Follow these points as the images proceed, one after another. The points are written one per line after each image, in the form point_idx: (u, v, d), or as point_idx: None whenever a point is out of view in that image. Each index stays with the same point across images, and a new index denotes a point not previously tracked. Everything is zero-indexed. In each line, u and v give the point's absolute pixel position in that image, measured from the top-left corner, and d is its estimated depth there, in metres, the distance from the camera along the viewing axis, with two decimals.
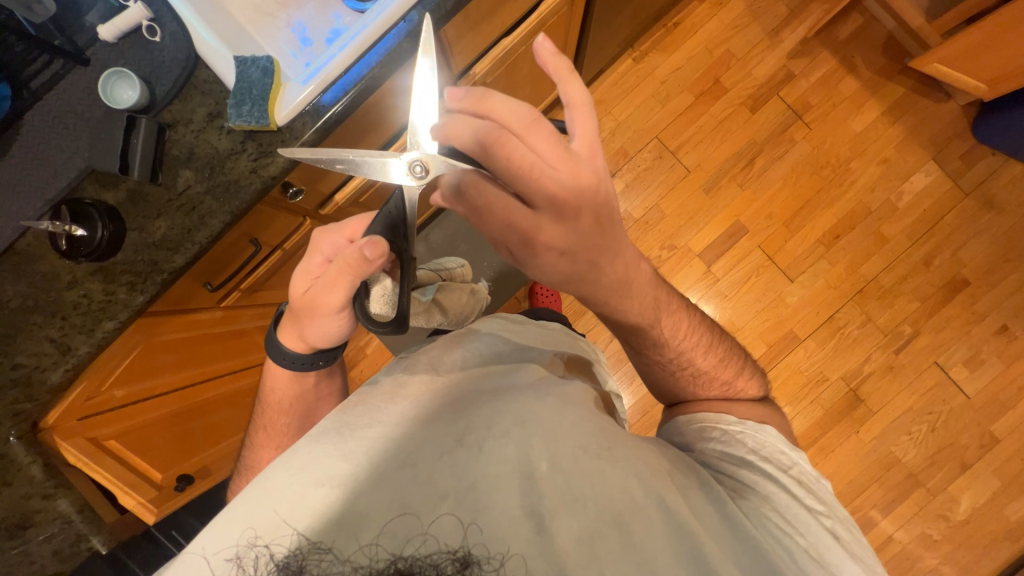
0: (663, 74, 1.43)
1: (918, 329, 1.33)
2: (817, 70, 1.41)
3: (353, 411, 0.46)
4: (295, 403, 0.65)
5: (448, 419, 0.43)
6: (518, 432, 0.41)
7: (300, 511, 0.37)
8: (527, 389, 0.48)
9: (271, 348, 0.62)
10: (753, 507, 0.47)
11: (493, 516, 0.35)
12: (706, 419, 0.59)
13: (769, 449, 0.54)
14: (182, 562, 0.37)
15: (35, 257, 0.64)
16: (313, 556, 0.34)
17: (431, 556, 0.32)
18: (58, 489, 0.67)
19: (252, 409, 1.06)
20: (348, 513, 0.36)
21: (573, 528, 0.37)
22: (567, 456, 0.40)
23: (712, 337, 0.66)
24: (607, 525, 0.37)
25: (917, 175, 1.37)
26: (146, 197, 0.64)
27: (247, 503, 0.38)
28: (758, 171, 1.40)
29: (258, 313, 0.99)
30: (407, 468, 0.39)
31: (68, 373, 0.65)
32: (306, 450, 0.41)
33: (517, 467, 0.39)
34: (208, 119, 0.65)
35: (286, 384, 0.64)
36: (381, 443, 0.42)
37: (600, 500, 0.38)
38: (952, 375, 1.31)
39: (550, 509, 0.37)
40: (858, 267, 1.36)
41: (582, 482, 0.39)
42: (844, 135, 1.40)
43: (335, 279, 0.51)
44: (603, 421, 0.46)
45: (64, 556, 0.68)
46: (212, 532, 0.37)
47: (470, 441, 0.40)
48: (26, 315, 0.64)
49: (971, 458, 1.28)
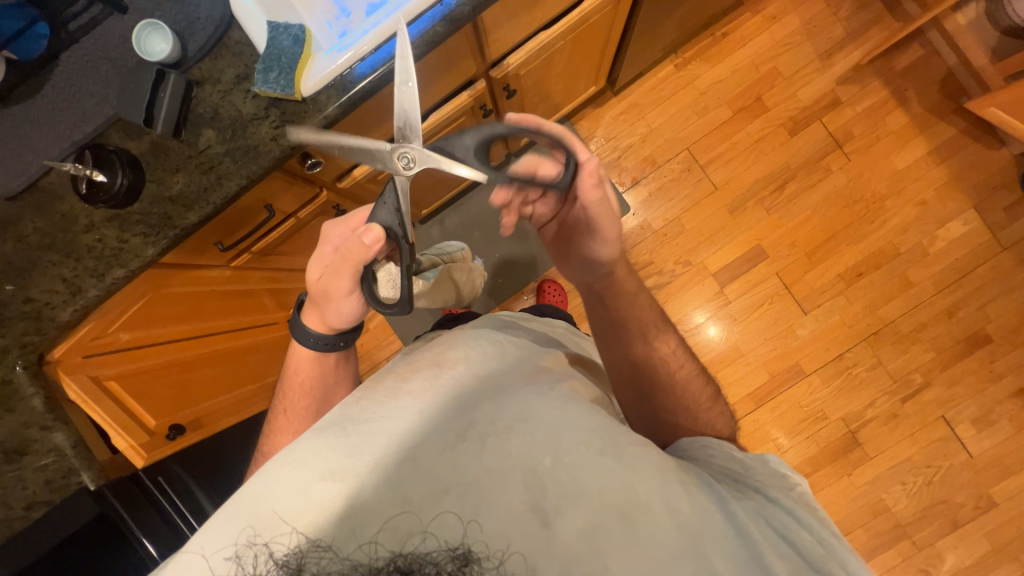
0: (704, 84, 1.39)
1: (929, 380, 1.29)
2: (866, 99, 1.35)
3: (354, 403, 0.45)
4: (314, 385, 0.66)
5: (450, 412, 0.43)
6: (520, 427, 0.41)
7: (302, 508, 0.37)
8: (529, 385, 0.47)
9: (297, 331, 0.63)
10: (760, 507, 0.45)
11: (494, 513, 0.36)
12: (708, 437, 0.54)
13: (772, 472, 0.49)
14: (182, 557, 0.37)
15: (55, 196, 0.66)
16: (312, 554, 0.34)
17: (431, 554, 0.33)
18: (56, 423, 0.69)
19: (250, 367, 1.08)
20: (352, 508, 0.36)
21: (577, 524, 0.37)
22: (570, 450, 0.40)
23: (698, 369, 0.62)
24: (609, 520, 0.37)
25: (954, 222, 1.31)
26: (167, 151, 0.65)
27: (247, 498, 0.38)
28: (788, 197, 1.36)
29: (266, 275, 1.02)
30: (408, 462, 0.39)
31: (77, 314, 0.67)
32: (307, 442, 0.41)
33: (518, 464, 0.38)
34: (235, 81, 0.65)
35: (306, 365, 0.65)
36: (381, 433, 0.41)
37: (603, 497, 0.38)
38: (958, 432, 1.27)
39: (553, 505, 0.37)
40: (877, 308, 1.32)
41: (585, 478, 0.39)
42: (884, 171, 1.34)
43: (340, 268, 0.53)
44: (603, 417, 0.45)
45: (55, 487, 0.69)
46: (214, 528, 0.37)
47: (473, 436, 0.40)
48: (41, 253, 0.66)
49: (963, 518, 1.25)
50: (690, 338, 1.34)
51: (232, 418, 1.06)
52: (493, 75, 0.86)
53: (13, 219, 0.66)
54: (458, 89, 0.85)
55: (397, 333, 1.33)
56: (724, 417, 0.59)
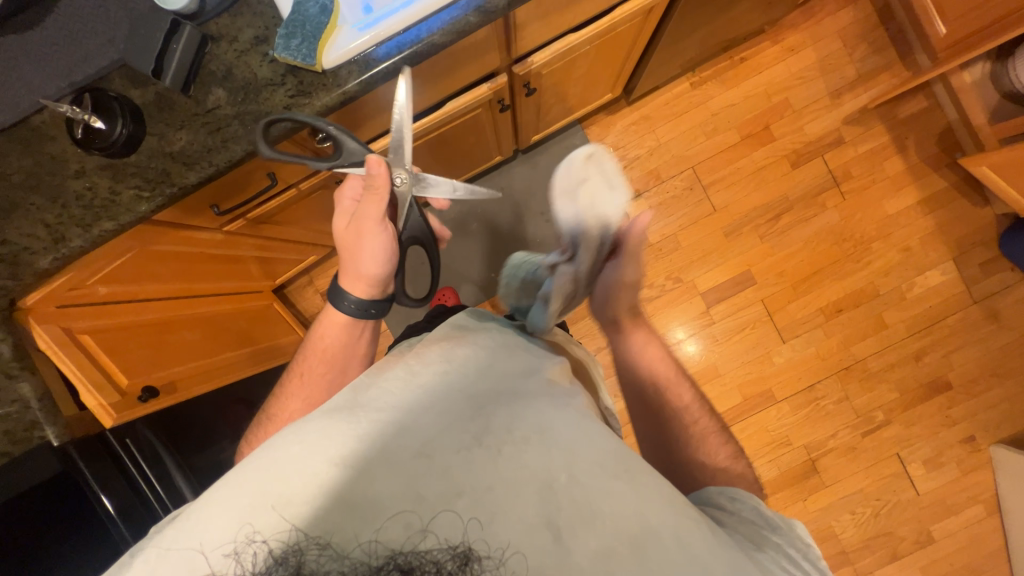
0: (716, 106, 1.40)
1: (890, 418, 1.35)
2: (868, 142, 1.39)
3: (366, 391, 0.44)
4: (336, 354, 0.70)
5: (465, 413, 0.43)
6: (538, 440, 0.41)
7: (307, 491, 0.36)
8: (545, 399, 0.47)
9: (335, 296, 0.69)
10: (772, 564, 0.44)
11: (505, 521, 0.36)
12: (735, 491, 0.54)
13: (798, 536, 0.49)
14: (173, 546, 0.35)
15: (46, 137, 0.62)
16: (313, 551, 0.34)
17: (431, 552, 0.34)
18: (22, 372, 0.66)
19: (230, 334, 1.06)
20: (360, 498, 0.36)
21: (588, 545, 0.37)
22: (586, 469, 0.40)
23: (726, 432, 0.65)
24: (622, 546, 0.37)
25: (933, 271, 1.37)
26: (173, 105, 0.62)
27: (255, 471, 0.38)
28: (782, 227, 1.39)
29: (258, 243, 1.00)
30: (421, 457, 0.39)
31: (57, 262, 0.64)
32: (316, 423, 0.40)
33: (533, 476, 0.39)
34: (253, 42, 0.63)
35: (334, 331, 0.70)
36: (395, 425, 0.41)
37: (616, 524, 0.38)
38: (909, 470, 1.33)
39: (565, 523, 0.37)
40: (851, 344, 1.37)
41: (598, 500, 0.39)
42: (875, 214, 1.39)
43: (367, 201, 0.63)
44: (619, 440, 0.45)
45: (14, 439, 0.66)
46: (206, 511, 0.36)
47: (489, 442, 0.40)
48: (26, 194, 0.63)
49: (903, 551, 1.31)
50: None
51: (205, 385, 1.00)
52: (515, 71, 0.85)
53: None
54: (479, 81, 0.84)
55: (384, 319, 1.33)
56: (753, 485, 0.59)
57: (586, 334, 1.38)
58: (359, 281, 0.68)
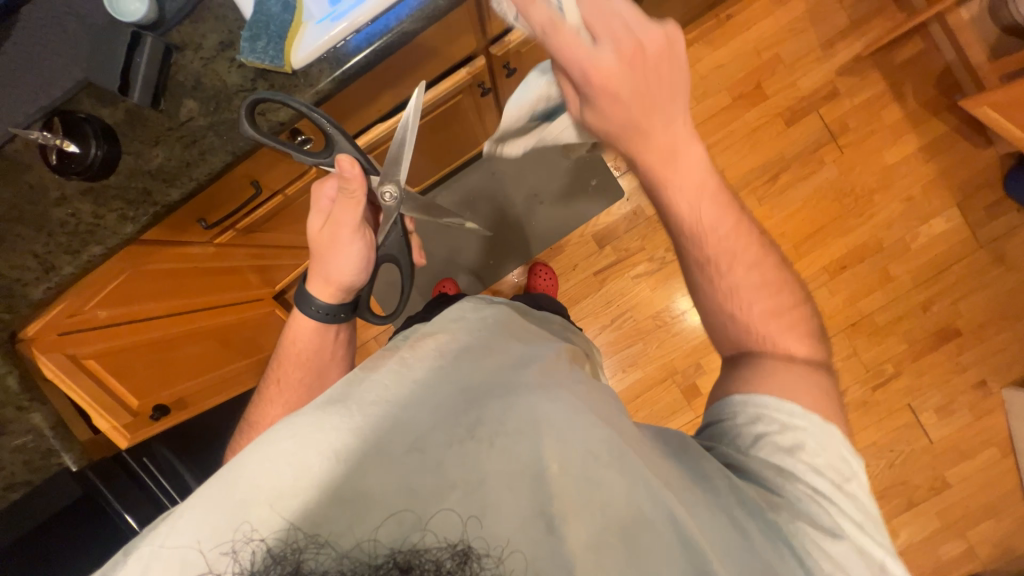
0: (703, 68, 1.36)
1: (899, 370, 1.35)
2: (864, 91, 1.35)
3: (356, 383, 0.45)
4: (311, 357, 0.70)
5: (459, 405, 0.44)
6: (531, 432, 0.42)
7: (302, 484, 0.37)
8: (537, 387, 0.47)
9: (301, 299, 0.68)
10: (786, 524, 0.45)
11: (499, 515, 0.37)
12: (766, 407, 0.51)
13: (829, 456, 0.49)
14: (162, 550, 0.35)
15: (23, 166, 0.61)
16: (310, 548, 0.34)
17: (432, 550, 0.34)
18: (33, 403, 0.67)
19: (235, 345, 1.06)
20: (354, 492, 0.37)
21: (582, 534, 0.38)
22: (578, 458, 0.41)
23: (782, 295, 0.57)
24: (615, 538, 0.39)
25: (938, 218, 1.34)
26: (146, 122, 0.61)
27: (242, 469, 0.38)
28: (780, 188, 1.37)
29: (253, 252, 0.99)
30: (413, 452, 0.40)
31: (51, 291, 0.64)
32: (309, 418, 0.41)
33: (527, 468, 0.40)
34: (218, 48, 0.61)
35: (305, 336, 0.70)
36: (386, 419, 0.42)
37: (607, 513, 0.39)
38: (921, 419, 1.34)
39: (561, 512, 0.38)
40: (857, 300, 1.35)
41: (592, 488, 0.40)
42: (875, 165, 1.36)
43: (345, 205, 0.64)
44: (616, 425, 0.45)
45: (33, 467, 0.67)
46: (201, 514, 0.36)
47: (480, 434, 0.41)
48: (10, 226, 0.62)
49: (918, 498, 1.33)
50: (676, 325, 1.35)
51: (212, 398, 1.02)
52: (493, 51, 0.82)
53: None
54: (456, 66, 0.81)
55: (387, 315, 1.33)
56: (819, 377, 0.54)
57: (589, 314, 1.38)
58: (328, 285, 0.67)
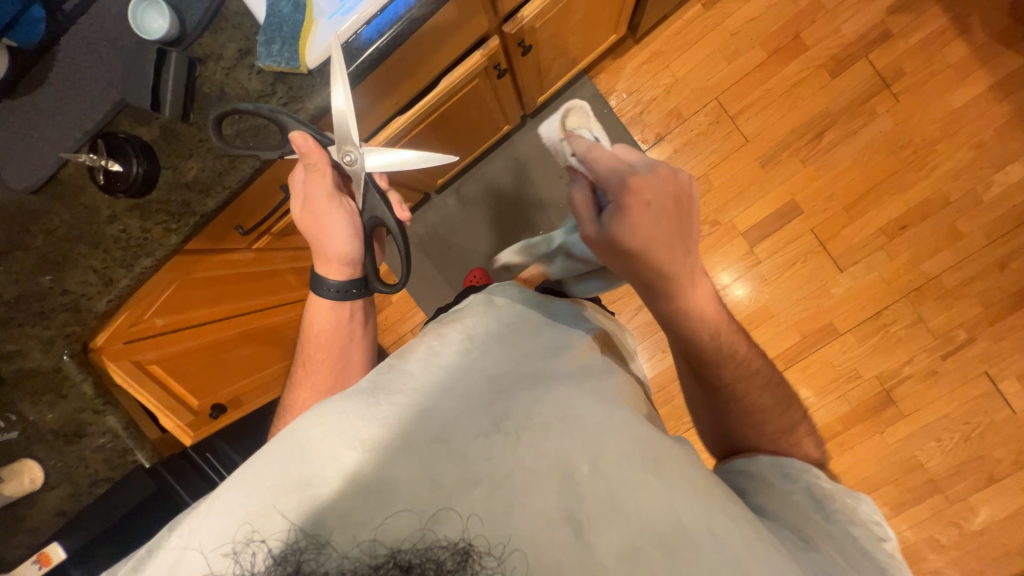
0: (734, 25, 1.27)
1: (973, 335, 1.23)
2: (920, 29, 1.22)
3: (386, 372, 0.46)
4: (331, 339, 0.71)
5: (484, 398, 0.44)
6: (559, 426, 0.41)
7: (333, 471, 0.38)
8: (567, 380, 0.48)
9: (313, 282, 0.69)
10: (828, 562, 0.42)
11: (524, 512, 0.37)
12: (792, 465, 0.51)
13: (860, 513, 0.48)
14: (191, 541, 0.37)
15: (76, 188, 0.66)
16: (308, 555, 0.34)
17: (432, 550, 0.34)
18: (107, 406, 0.73)
19: (280, 344, 1.11)
20: (380, 484, 0.38)
21: (611, 541, 0.37)
22: (611, 461, 0.40)
23: (769, 366, 0.60)
24: (649, 544, 0.37)
25: (1014, 164, 1.20)
26: (179, 136, 0.64)
27: (278, 452, 0.40)
28: (827, 146, 1.26)
29: (290, 254, 1.04)
30: (438, 443, 0.40)
31: (112, 303, 0.69)
32: (339, 406, 0.41)
33: (556, 465, 0.39)
34: (238, 56, 0.62)
35: (323, 318, 0.72)
36: (416, 410, 0.42)
37: (642, 520, 0.38)
38: (1002, 388, 1.22)
39: (589, 515, 0.38)
40: (920, 262, 1.24)
41: (624, 492, 0.39)
42: (938, 111, 1.23)
43: (311, 179, 0.63)
44: (647, 430, 0.45)
45: (112, 465, 0.73)
46: (237, 494, 0.38)
47: (507, 427, 0.41)
48: (70, 245, 0.67)
49: (1000, 473, 1.21)
50: None
51: (262, 396, 1.09)
52: (506, 30, 0.79)
53: (38, 212, 0.66)
54: (470, 49, 0.79)
55: (420, 305, 1.37)
56: None
57: (624, 294, 1.34)
58: (330, 263, 0.69)
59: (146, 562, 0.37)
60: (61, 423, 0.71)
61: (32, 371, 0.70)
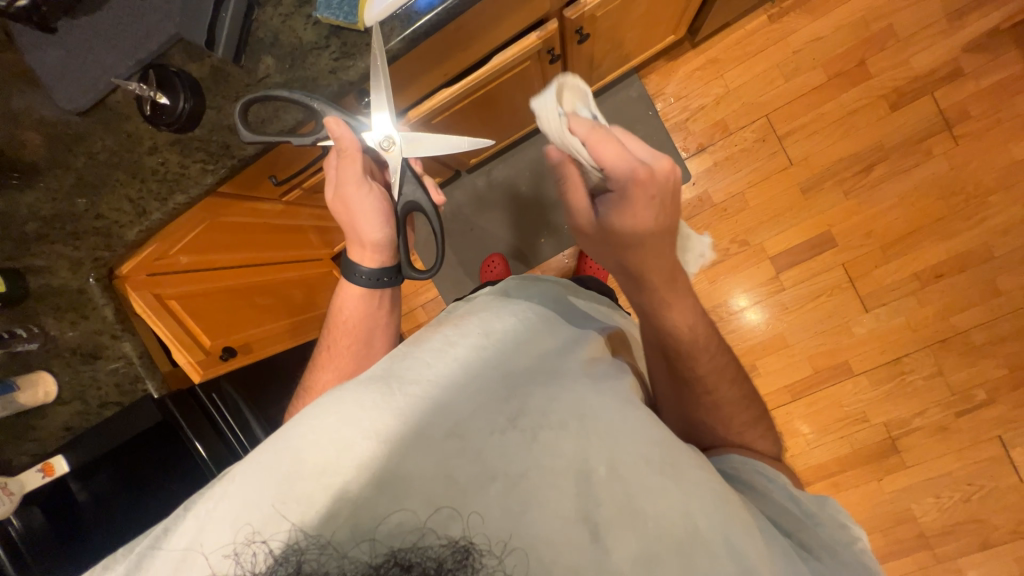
0: (798, 41, 1.22)
1: (993, 397, 1.19)
2: (993, 73, 1.16)
3: (401, 363, 0.46)
4: (357, 324, 0.72)
5: (498, 391, 0.44)
6: (575, 426, 0.42)
7: (345, 461, 0.38)
8: (581, 377, 0.47)
9: (347, 270, 0.70)
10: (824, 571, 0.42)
11: (541, 513, 0.37)
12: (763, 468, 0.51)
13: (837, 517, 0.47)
14: (202, 522, 0.38)
15: (123, 116, 0.66)
16: (312, 552, 0.35)
17: (434, 551, 0.34)
18: (125, 333, 0.75)
19: (295, 301, 1.12)
20: (393, 476, 0.38)
21: (627, 545, 0.37)
22: (626, 463, 0.40)
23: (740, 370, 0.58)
24: (667, 550, 0.38)
25: None
26: (228, 77, 0.64)
27: (287, 442, 0.40)
28: (873, 181, 1.22)
29: (314, 213, 1.06)
30: (454, 438, 0.40)
31: (142, 233, 0.70)
32: (354, 394, 0.42)
33: (573, 466, 0.40)
34: (296, 4, 0.62)
35: (352, 303, 0.72)
36: (428, 400, 0.42)
37: (658, 524, 0.38)
38: (1013, 455, 1.18)
39: (606, 519, 0.38)
40: (950, 314, 1.20)
41: (639, 495, 0.39)
42: (997, 161, 1.17)
43: (342, 164, 0.63)
44: (663, 429, 0.45)
45: (123, 390, 0.75)
46: (246, 486, 0.38)
47: (523, 425, 0.41)
48: (110, 171, 0.68)
49: (995, 540, 1.18)
50: (730, 322, 1.27)
51: (275, 344, 1.08)
52: (567, 15, 0.77)
53: (83, 134, 0.67)
54: (526, 30, 0.77)
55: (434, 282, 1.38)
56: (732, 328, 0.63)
57: None
58: (365, 249, 0.69)
59: (141, 569, 0.37)
60: (80, 341, 0.74)
61: (58, 287, 0.72)
